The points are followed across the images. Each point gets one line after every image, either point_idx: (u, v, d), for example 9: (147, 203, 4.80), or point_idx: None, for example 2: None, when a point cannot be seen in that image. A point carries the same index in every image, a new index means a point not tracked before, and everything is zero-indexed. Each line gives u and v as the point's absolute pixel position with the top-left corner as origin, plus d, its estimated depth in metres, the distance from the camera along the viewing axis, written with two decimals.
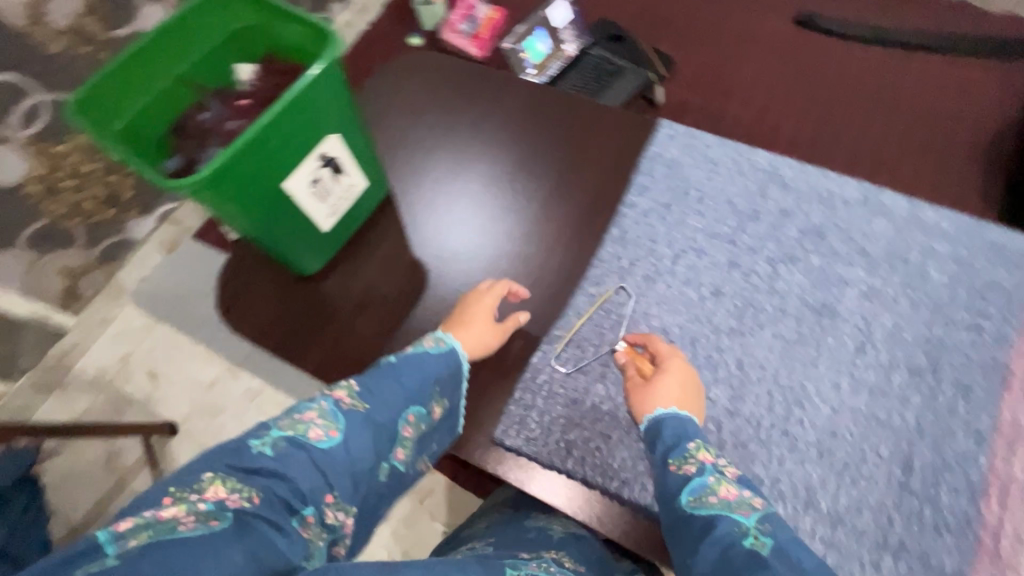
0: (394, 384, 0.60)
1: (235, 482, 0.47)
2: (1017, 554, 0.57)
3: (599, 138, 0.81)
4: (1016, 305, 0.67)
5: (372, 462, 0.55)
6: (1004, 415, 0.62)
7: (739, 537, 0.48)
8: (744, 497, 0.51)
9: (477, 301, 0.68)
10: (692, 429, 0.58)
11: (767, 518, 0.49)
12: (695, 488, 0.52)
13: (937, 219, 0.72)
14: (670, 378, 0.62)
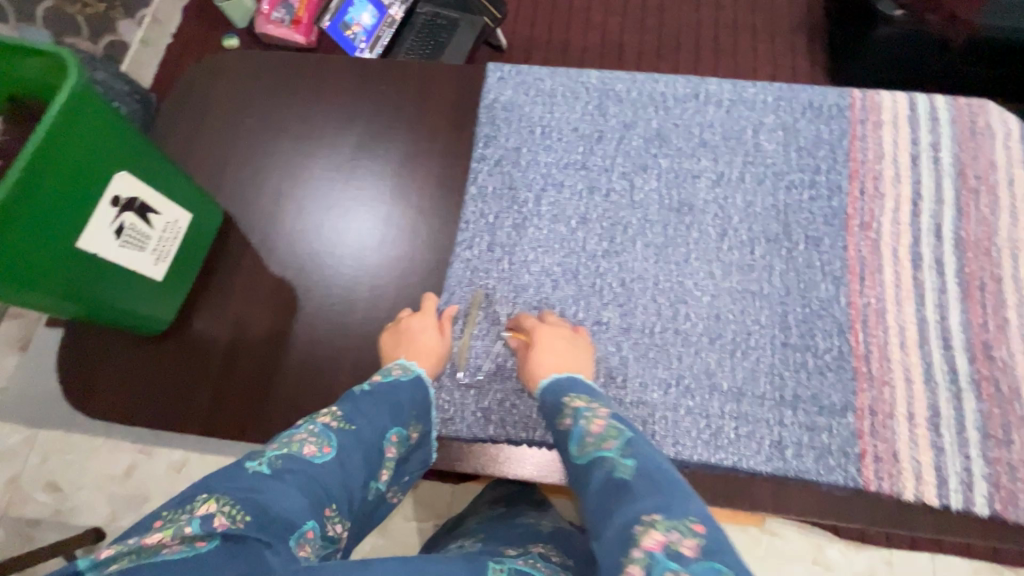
0: (372, 405, 0.56)
1: (228, 500, 0.44)
2: (889, 372, 0.63)
3: (438, 107, 0.79)
4: (839, 154, 0.73)
5: (362, 481, 0.52)
6: (851, 254, 0.68)
7: (607, 472, 0.48)
8: (610, 427, 0.52)
9: (407, 327, 0.64)
10: (581, 385, 0.57)
11: (633, 444, 0.50)
12: (574, 438, 0.52)
13: (758, 93, 0.76)
14: (544, 347, 0.61)
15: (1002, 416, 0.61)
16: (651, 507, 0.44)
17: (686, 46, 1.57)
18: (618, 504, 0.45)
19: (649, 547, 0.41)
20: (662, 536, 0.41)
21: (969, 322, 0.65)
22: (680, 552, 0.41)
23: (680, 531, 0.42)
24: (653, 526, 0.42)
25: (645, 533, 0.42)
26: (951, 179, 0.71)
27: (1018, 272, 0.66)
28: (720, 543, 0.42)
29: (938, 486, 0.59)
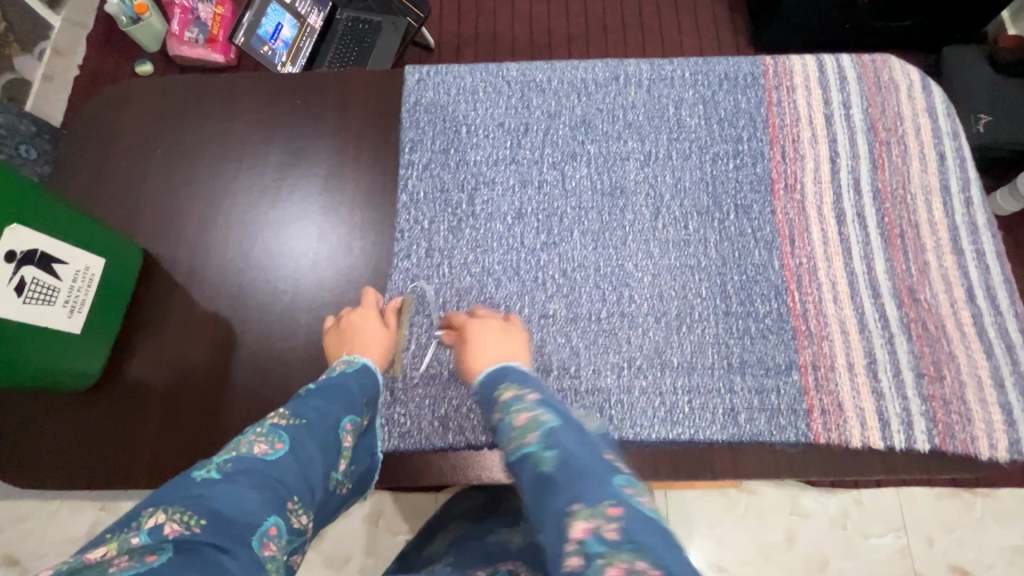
0: (320, 398, 0.52)
1: (179, 508, 0.39)
2: (827, 327, 0.66)
3: (358, 117, 0.77)
4: (759, 121, 0.75)
5: (321, 472, 0.48)
6: (779, 218, 0.70)
7: (531, 469, 0.41)
8: (532, 423, 0.44)
9: (359, 313, 0.63)
10: (513, 374, 0.50)
11: (558, 431, 0.43)
12: (504, 431, 0.45)
13: (676, 69, 0.77)
14: (477, 341, 0.56)
15: (932, 353, 0.64)
16: (570, 496, 0.38)
17: (612, 27, 1.58)
18: (546, 500, 0.39)
19: (577, 541, 0.35)
20: (591, 523, 0.36)
21: (894, 269, 0.68)
22: (605, 538, 0.35)
23: (602, 515, 0.36)
24: (576, 515, 0.36)
25: (571, 526, 0.36)
26: (864, 134, 0.74)
27: (933, 216, 0.70)
28: (643, 522, 0.36)
29: (881, 428, 0.61)
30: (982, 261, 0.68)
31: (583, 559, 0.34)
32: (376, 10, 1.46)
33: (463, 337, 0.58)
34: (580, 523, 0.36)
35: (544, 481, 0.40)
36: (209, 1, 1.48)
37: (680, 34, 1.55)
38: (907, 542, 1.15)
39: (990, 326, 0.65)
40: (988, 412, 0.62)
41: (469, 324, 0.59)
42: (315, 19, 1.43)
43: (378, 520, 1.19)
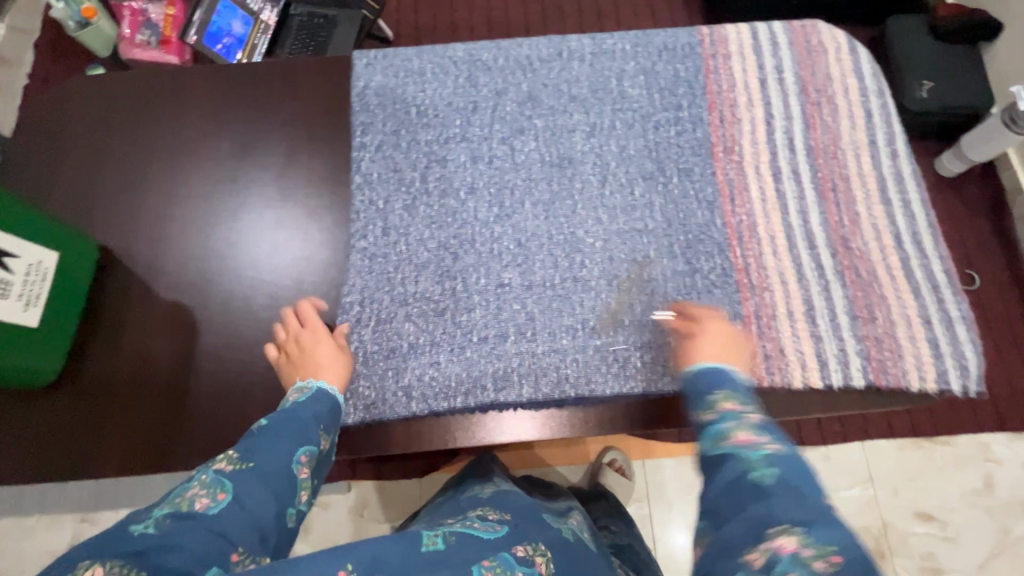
0: (269, 435, 0.52)
1: (115, 564, 0.39)
2: (767, 279, 0.69)
3: (309, 103, 0.78)
4: (697, 89, 0.78)
5: (273, 512, 0.47)
6: (720, 178, 0.73)
7: (740, 471, 0.44)
8: (761, 440, 0.46)
9: (307, 343, 0.64)
10: (727, 380, 0.52)
11: (787, 456, 0.44)
12: (711, 433, 0.48)
13: (617, 43, 0.80)
14: (710, 336, 0.60)
15: (865, 297, 0.68)
16: (781, 515, 0.40)
17: (570, 13, 1.61)
18: (750, 501, 0.42)
19: (773, 551, 0.39)
20: (795, 544, 0.39)
21: (828, 221, 0.71)
22: (811, 566, 0.38)
23: (813, 547, 0.38)
24: (779, 532, 0.39)
25: (770, 536, 0.40)
26: (796, 96, 0.77)
27: (863, 169, 0.74)
28: (864, 573, 0.37)
29: (820, 368, 0.66)
30: (909, 209, 0.72)
31: (766, 566, 0.38)
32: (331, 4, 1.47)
33: (696, 332, 0.61)
34: (786, 540, 0.39)
35: (756, 487, 0.42)
36: (159, 2, 1.45)
37: (634, 16, 1.59)
38: (873, 492, 1.22)
39: (918, 269, 0.70)
40: (917, 348, 0.66)
41: (709, 322, 0.62)
42: (270, 15, 1.40)
43: (365, 510, 1.21)
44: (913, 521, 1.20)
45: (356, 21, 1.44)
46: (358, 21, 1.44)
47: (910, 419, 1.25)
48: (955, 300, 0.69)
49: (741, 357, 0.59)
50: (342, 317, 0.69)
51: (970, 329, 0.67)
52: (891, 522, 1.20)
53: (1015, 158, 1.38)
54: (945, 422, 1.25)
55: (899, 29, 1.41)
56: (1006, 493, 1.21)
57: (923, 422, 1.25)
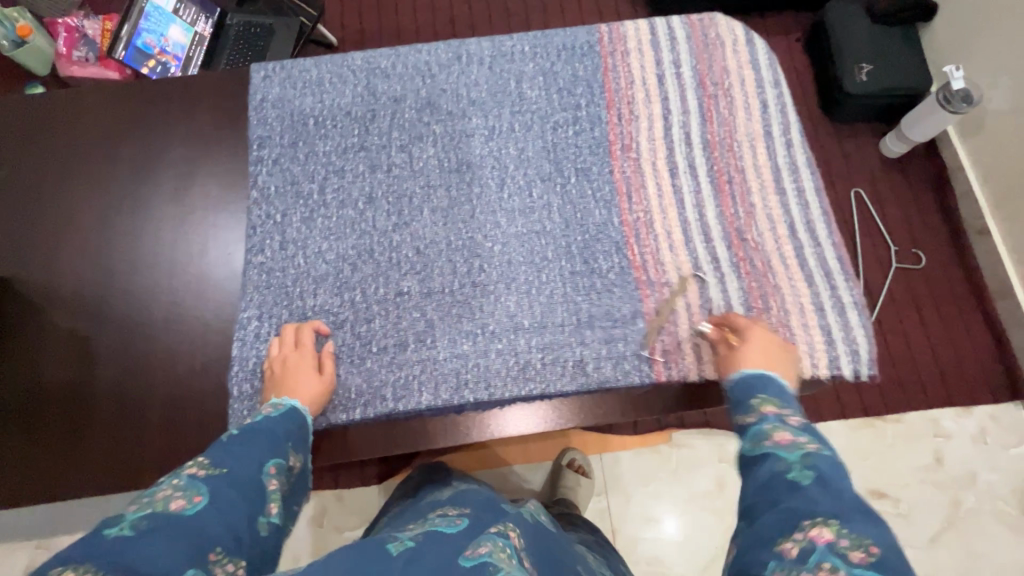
0: (241, 446, 0.51)
1: (86, 569, 0.37)
2: (664, 274, 0.70)
3: (205, 119, 0.77)
4: (595, 87, 0.78)
5: (248, 517, 0.46)
6: (616, 176, 0.74)
7: (773, 468, 0.44)
8: (801, 440, 0.46)
9: (292, 360, 0.64)
10: (774, 389, 0.53)
11: (825, 456, 0.44)
12: (753, 435, 0.49)
13: (516, 45, 0.80)
14: (756, 345, 0.60)
15: (759, 288, 0.69)
16: (816, 507, 0.39)
17: (517, 13, 1.60)
18: (785, 499, 0.41)
19: (808, 540, 0.37)
20: (830, 536, 0.37)
21: (723, 214, 0.72)
22: (846, 556, 0.36)
23: (851, 539, 0.37)
24: (819, 525, 0.38)
25: (808, 527, 0.38)
26: (693, 90, 0.78)
27: (758, 161, 0.74)
28: (906, 568, 0.36)
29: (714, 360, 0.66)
30: (803, 198, 0.73)
31: (801, 555, 0.37)
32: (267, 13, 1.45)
33: (739, 342, 0.62)
34: (822, 531, 0.38)
35: (791, 482, 0.42)
36: (96, 18, 1.41)
37: (579, 13, 1.61)
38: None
39: (811, 256, 0.71)
40: (810, 335, 0.67)
41: (750, 331, 0.62)
42: (206, 26, 1.36)
43: (322, 521, 1.16)
44: (866, 501, 1.19)
45: (293, 29, 1.43)
46: (294, 29, 1.43)
47: (860, 397, 1.25)
48: (848, 286, 0.70)
49: (788, 369, 0.59)
50: (239, 334, 0.68)
51: (862, 314, 0.68)
52: None
53: (955, 135, 1.38)
54: (896, 401, 1.25)
55: (838, 15, 1.40)
56: (955, 469, 1.20)
57: (875, 401, 1.25)
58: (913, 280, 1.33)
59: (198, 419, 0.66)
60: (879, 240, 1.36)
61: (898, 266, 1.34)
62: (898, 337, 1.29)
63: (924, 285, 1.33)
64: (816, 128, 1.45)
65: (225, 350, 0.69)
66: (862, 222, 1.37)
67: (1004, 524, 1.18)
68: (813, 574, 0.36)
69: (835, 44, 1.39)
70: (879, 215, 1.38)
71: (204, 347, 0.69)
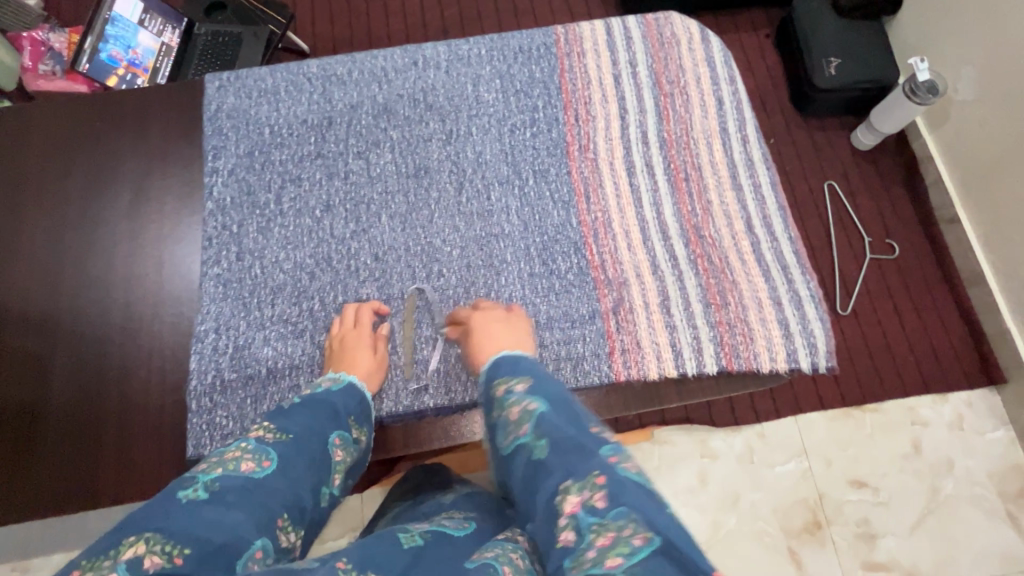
0: (306, 416, 0.53)
1: (161, 538, 0.37)
2: (623, 274, 0.70)
3: (159, 131, 0.76)
4: (552, 89, 0.78)
5: (311, 487, 0.48)
6: (574, 177, 0.74)
7: (525, 458, 0.45)
8: (529, 410, 0.47)
9: (354, 337, 0.64)
10: (513, 365, 0.52)
11: (549, 419, 0.46)
12: (501, 433, 0.48)
13: (472, 49, 0.80)
14: (485, 327, 0.61)
15: (717, 283, 0.70)
16: (562, 476, 0.42)
17: (490, 15, 1.60)
18: (545, 483, 0.42)
19: (570, 515, 0.40)
20: (582, 497, 0.40)
21: (680, 211, 0.73)
22: (594, 508, 0.39)
23: (591, 489, 0.40)
24: (566, 493, 0.41)
25: (564, 503, 0.40)
26: (649, 90, 0.78)
27: (714, 157, 0.75)
28: (633, 491, 0.40)
29: (674, 357, 0.67)
30: (758, 192, 0.74)
31: (576, 534, 0.38)
32: (235, 20, 1.36)
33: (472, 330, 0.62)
34: (570, 500, 0.40)
35: (538, 465, 0.44)
36: (62, 30, 1.33)
37: (558, 18, 1.59)
38: (808, 465, 1.20)
39: (767, 251, 0.71)
40: (768, 329, 0.68)
41: (511, 316, 0.64)
42: (174, 37, 1.28)
43: None
44: (846, 490, 1.19)
45: (265, 33, 1.35)
46: (266, 33, 1.35)
47: (838, 389, 1.25)
48: (804, 280, 0.70)
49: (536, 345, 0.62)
50: (196, 347, 0.67)
51: (818, 307, 0.69)
52: (825, 491, 1.19)
53: (923, 127, 1.39)
54: (872, 392, 1.25)
55: (805, 10, 1.41)
56: (933, 455, 1.21)
57: (852, 392, 1.25)
58: (885, 270, 1.33)
59: (155, 434, 0.65)
60: (853, 231, 1.36)
61: (872, 256, 1.34)
62: (874, 328, 1.29)
63: (897, 274, 1.33)
64: (787, 121, 1.45)
65: (184, 364, 0.68)
66: (835, 213, 1.37)
67: (984, 510, 1.18)
68: (589, 545, 0.37)
69: (802, 38, 1.40)
70: (851, 205, 1.38)
71: (161, 361, 0.68)
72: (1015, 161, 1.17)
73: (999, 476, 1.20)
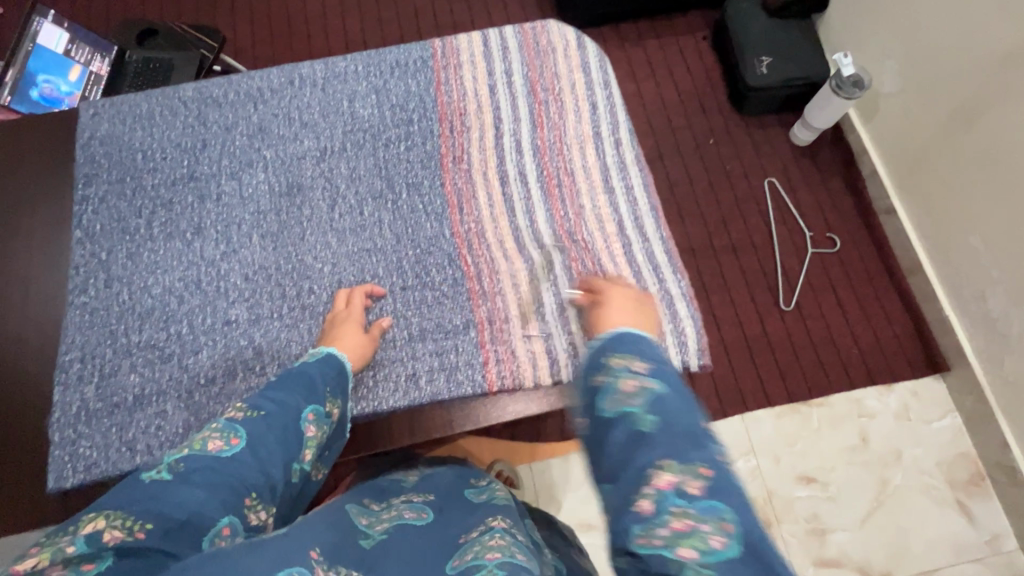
0: (280, 391, 0.52)
1: (123, 514, 0.36)
2: (497, 283, 0.70)
3: (34, 168, 0.76)
4: (427, 102, 0.78)
5: (283, 464, 0.46)
6: (448, 189, 0.74)
7: (625, 429, 0.38)
8: (644, 383, 0.39)
9: (348, 316, 0.65)
10: (630, 340, 0.42)
11: (666, 397, 0.39)
12: (607, 396, 0.40)
13: (349, 65, 0.80)
14: (613, 304, 0.51)
15: None
16: (662, 453, 0.36)
17: None
18: (640, 457, 0.36)
19: (659, 490, 0.35)
20: (675, 478, 0.35)
21: (553, 217, 0.74)
22: (687, 493, 0.34)
23: (691, 475, 0.35)
24: (663, 470, 0.35)
25: (655, 477, 0.35)
26: (524, 98, 0.79)
27: (587, 162, 0.76)
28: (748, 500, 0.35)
29: (549, 366, 0.66)
30: (631, 195, 0.75)
31: (654, 508, 0.34)
32: (168, 44, 1.20)
33: (599, 301, 0.53)
34: (666, 476, 0.35)
35: (638, 439, 0.37)
36: None
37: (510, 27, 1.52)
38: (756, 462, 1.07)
39: (640, 252, 0.72)
40: None
41: (611, 288, 0.54)
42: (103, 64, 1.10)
43: None
44: (794, 486, 1.06)
45: (194, 56, 1.17)
46: (195, 57, 1.17)
47: (784, 385, 1.13)
48: (677, 279, 0.71)
49: (650, 321, 0.51)
50: (60, 378, 0.66)
51: (689, 305, 0.69)
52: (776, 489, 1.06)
53: (855, 120, 1.28)
54: (818, 385, 1.13)
55: (735, 11, 1.31)
56: (881, 447, 1.09)
57: (797, 387, 1.13)
58: (828, 264, 1.22)
59: (17, 467, 0.64)
60: (793, 224, 1.25)
61: (812, 251, 1.23)
62: (818, 321, 1.18)
63: (840, 269, 1.22)
64: None
65: (47, 397, 0.66)
66: (774, 207, 1.26)
67: (931, 498, 1.06)
68: (666, 525, 0.33)
69: None
70: (792, 201, 1.27)
71: (24, 395, 0.66)
72: (943, 147, 1.08)
73: (947, 464, 1.08)
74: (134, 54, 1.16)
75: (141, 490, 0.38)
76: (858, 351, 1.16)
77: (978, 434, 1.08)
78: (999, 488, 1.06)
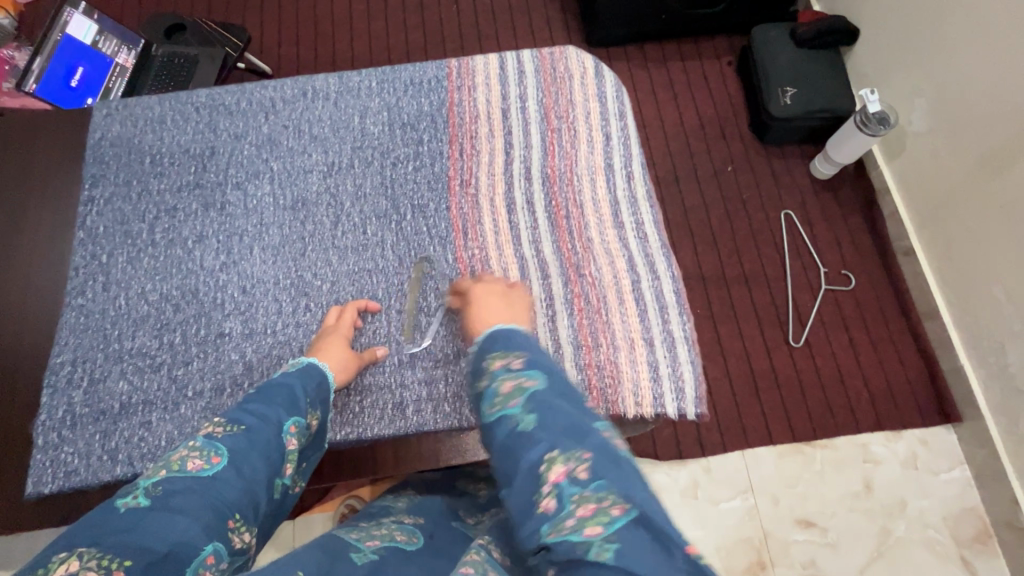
0: (261, 403, 0.50)
1: (97, 552, 0.34)
2: None
3: (43, 166, 0.77)
4: (439, 122, 0.77)
5: (265, 482, 0.45)
6: (453, 213, 0.73)
7: (510, 431, 0.39)
8: (521, 383, 0.42)
9: (337, 329, 0.64)
10: (503, 339, 0.46)
11: (543, 395, 0.40)
12: (487, 400, 0.42)
13: (363, 81, 0.79)
14: (480, 303, 0.57)
15: (590, 324, 0.67)
16: (545, 446, 0.37)
17: None
18: (524, 456, 0.37)
19: (554, 484, 0.35)
20: (563, 468, 0.35)
21: (560, 249, 0.72)
22: (579, 479, 0.35)
23: (574, 460, 0.36)
24: (551, 462, 0.36)
25: (548, 471, 0.36)
26: (538, 125, 0.77)
27: (596, 194, 0.75)
28: (626, 467, 0.36)
29: None
30: (640, 230, 0.73)
31: (557, 503, 0.34)
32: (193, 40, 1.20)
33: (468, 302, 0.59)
34: (556, 469, 0.36)
35: (518, 442, 0.38)
36: None
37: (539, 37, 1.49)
38: (754, 502, 1.03)
39: (647, 291, 0.70)
40: (637, 371, 0.65)
41: (476, 287, 0.59)
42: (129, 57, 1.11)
43: None
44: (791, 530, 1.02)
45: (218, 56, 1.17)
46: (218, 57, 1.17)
47: (788, 425, 1.09)
48: (681, 320, 0.68)
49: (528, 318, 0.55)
50: (50, 380, 0.65)
51: (691, 349, 0.67)
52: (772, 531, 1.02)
53: (878, 157, 1.25)
54: (824, 427, 1.09)
55: (762, 39, 1.29)
56: (885, 497, 1.04)
57: (802, 428, 1.09)
58: (842, 303, 1.19)
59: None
60: (808, 259, 1.22)
61: (826, 288, 1.20)
62: (827, 361, 1.14)
63: (855, 310, 1.19)
64: None
65: (35, 400, 0.66)
66: (789, 240, 1.23)
67: (934, 554, 1.01)
68: (570, 516, 0.33)
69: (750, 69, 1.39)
70: (809, 236, 1.24)
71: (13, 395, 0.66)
72: (968, 192, 1.05)
73: (953, 520, 1.04)
74: (158, 49, 1.15)
75: (115, 519, 0.37)
76: (867, 395, 1.12)
77: (988, 491, 1.04)
78: (1006, 549, 1.00)
